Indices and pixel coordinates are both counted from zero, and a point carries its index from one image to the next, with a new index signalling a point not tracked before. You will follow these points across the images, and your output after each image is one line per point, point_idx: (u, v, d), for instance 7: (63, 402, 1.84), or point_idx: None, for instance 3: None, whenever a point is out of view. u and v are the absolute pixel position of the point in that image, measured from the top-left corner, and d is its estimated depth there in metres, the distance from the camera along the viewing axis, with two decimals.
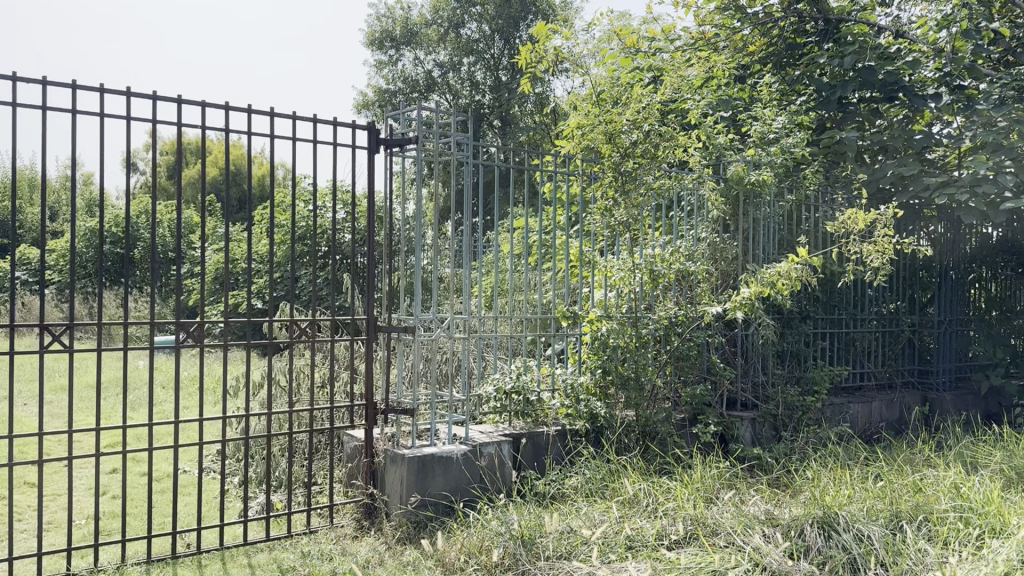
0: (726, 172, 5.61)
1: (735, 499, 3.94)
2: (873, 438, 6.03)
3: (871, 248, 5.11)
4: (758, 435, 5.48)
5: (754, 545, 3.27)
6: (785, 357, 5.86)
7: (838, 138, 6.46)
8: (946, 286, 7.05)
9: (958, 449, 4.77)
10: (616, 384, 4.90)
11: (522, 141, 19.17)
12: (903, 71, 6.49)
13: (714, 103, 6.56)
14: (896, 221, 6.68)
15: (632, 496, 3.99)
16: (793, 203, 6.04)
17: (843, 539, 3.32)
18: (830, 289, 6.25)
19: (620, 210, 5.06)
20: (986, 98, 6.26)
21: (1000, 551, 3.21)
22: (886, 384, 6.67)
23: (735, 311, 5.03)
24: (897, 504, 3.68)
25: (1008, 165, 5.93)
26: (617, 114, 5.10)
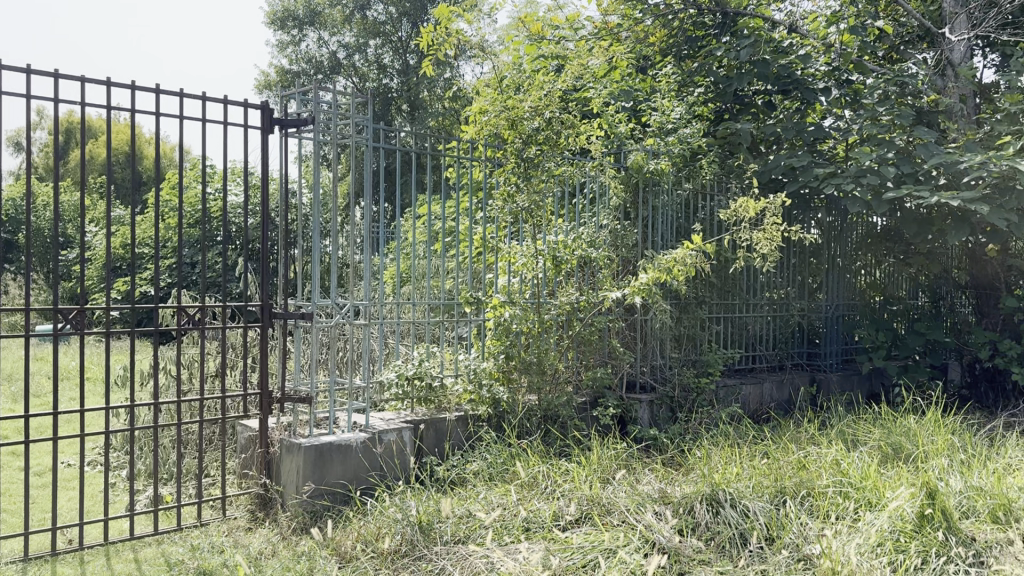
0: (627, 160, 5.69)
1: (629, 479, 4.04)
2: (764, 417, 6.28)
3: (760, 236, 5.30)
4: (655, 416, 5.63)
5: (646, 523, 3.36)
6: (682, 340, 6.03)
7: (733, 129, 6.68)
8: (833, 272, 7.38)
9: (840, 427, 5.02)
10: (518, 369, 4.93)
11: (430, 126, 19.04)
12: (796, 64, 6.65)
13: (616, 93, 6.65)
14: (787, 209, 6.93)
15: (531, 478, 4.03)
16: (690, 192, 6.18)
17: (730, 515, 3.45)
18: (725, 275, 6.44)
19: (522, 196, 5.05)
20: (871, 93, 6.55)
21: (874, 523, 3.39)
22: (775, 365, 6.95)
23: (632, 296, 5.11)
24: (781, 480, 3.83)
25: (890, 157, 6.22)
26: (520, 100, 5.08)
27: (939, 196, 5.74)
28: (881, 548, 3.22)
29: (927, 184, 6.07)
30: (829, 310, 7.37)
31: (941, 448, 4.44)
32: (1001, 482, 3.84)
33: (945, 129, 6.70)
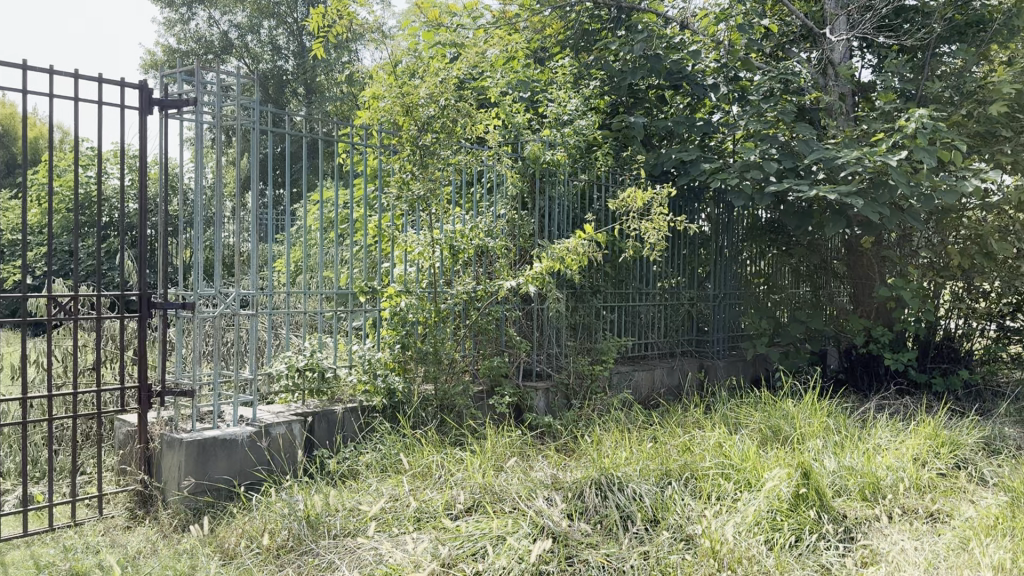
0: (524, 150, 5.70)
1: (522, 466, 4.06)
2: (654, 403, 6.45)
3: (648, 226, 5.43)
4: (551, 404, 5.69)
5: (536, 509, 3.39)
6: (577, 329, 6.13)
7: (627, 122, 6.82)
8: (720, 262, 7.65)
9: (725, 411, 5.20)
10: (414, 359, 4.87)
11: (327, 110, 18.72)
12: (686, 60, 6.82)
13: (514, 83, 6.57)
14: (677, 200, 7.15)
15: (424, 469, 4.00)
16: (586, 183, 6.26)
17: (618, 498, 3.52)
18: (618, 265, 6.57)
19: (418, 183, 4.98)
20: (757, 89, 6.85)
21: (753, 503, 3.51)
22: (666, 352, 7.16)
23: (526, 285, 5.15)
24: (666, 463, 3.94)
25: (773, 152, 6.48)
26: (414, 87, 4.97)
27: (818, 190, 6.01)
28: (758, 526, 3.36)
29: (807, 178, 6.35)
30: (717, 298, 7.64)
31: (817, 430, 4.66)
32: (869, 461, 4.06)
33: (825, 125, 7.02)
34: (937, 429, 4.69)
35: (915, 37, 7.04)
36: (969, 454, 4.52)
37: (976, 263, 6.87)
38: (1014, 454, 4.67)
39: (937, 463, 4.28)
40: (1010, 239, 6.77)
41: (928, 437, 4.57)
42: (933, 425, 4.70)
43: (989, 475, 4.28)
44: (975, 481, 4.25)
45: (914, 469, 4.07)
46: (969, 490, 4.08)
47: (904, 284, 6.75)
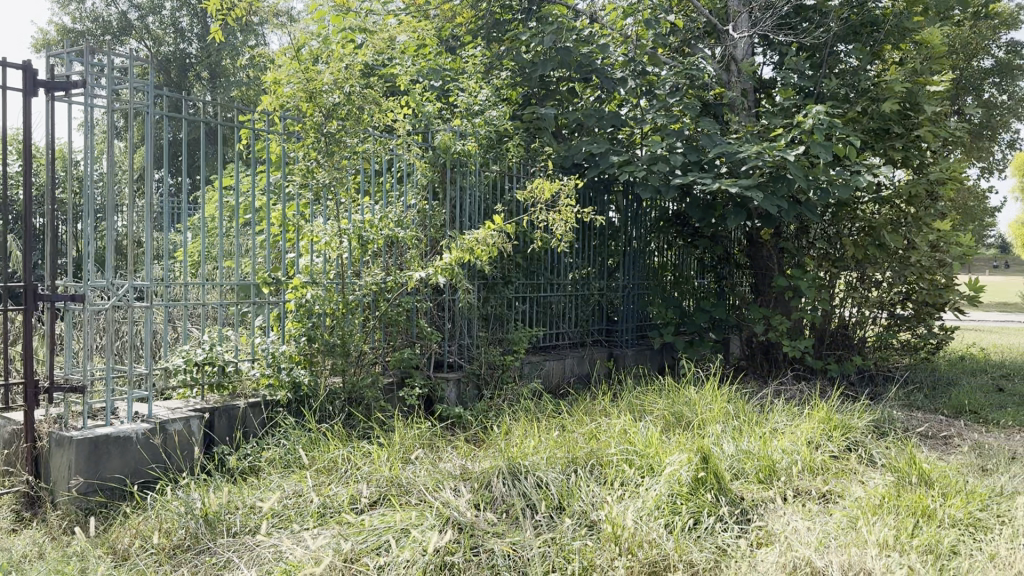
0: (434, 140, 5.62)
1: (430, 457, 4.04)
2: (564, 392, 6.52)
3: (556, 217, 5.48)
4: (462, 394, 5.69)
5: (443, 500, 3.36)
6: (490, 320, 6.14)
7: (538, 113, 6.85)
8: (629, 254, 7.78)
9: (631, 398, 5.30)
10: (321, 352, 4.75)
11: (233, 96, 18.24)
12: (596, 54, 6.84)
13: (424, 71, 6.47)
14: (587, 191, 7.23)
15: (329, 463, 3.92)
16: (497, 174, 6.23)
17: (524, 487, 3.54)
18: (529, 256, 6.58)
19: (323, 172, 4.87)
20: (663, 85, 7.00)
21: (654, 488, 3.59)
22: (576, 342, 7.26)
23: (436, 276, 5.07)
24: (573, 451, 3.99)
25: (679, 147, 6.61)
26: (318, 73, 4.85)
27: (720, 183, 6.18)
28: (658, 510, 3.43)
29: (710, 172, 6.52)
30: (626, 289, 7.77)
31: (716, 416, 4.80)
32: (766, 445, 4.21)
33: (728, 120, 7.20)
34: (830, 412, 4.88)
35: (814, 35, 7.30)
36: (860, 436, 4.72)
37: (869, 254, 7.19)
38: (901, 436, 4.90)
39: (829, 446, 4.46)
40: (900, 231, 7.14)
41: (821, 421, 4.76)
42: (826, 409, 4.89)
43: (878, 456, 4.47)
44: (864, 462, 4.45)
45: (807, 452, 4.22)
46: (859, 471, 4.26)
47: (801, 274, 7.01)
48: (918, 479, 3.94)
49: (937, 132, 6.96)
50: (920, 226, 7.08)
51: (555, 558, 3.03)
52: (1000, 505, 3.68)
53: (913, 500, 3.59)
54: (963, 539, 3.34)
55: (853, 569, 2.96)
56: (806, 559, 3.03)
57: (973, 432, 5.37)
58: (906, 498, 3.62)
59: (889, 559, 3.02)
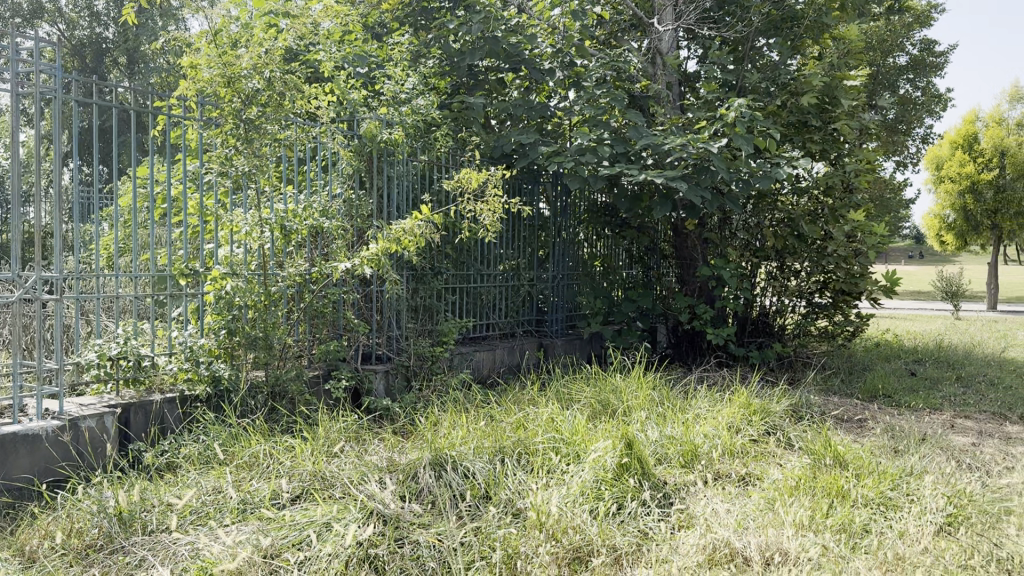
0: (360, 128, 5.44)
1: (356, 450, 3.97)
2: (493, 382, 6.52)
3: (483, 208, 5.45)
4: (390, 387, 5.60)
5: (368, 493, 3.30)
6: (418, 311, 6.03)
7: (466, 103, 6.79)
8: (558, 245, 7.80)
9: (558, 388, 5.34)
10: (243, 345, 4.63)
11: (152, 82, 17.71)
12: (524, 44, 6.82)
13: (349, 58, 6.23)
14: (516, 181, 7.23)
15: (250, 458, 3.84)
16: (426, 164, 6.12)
17: (451, 477, 3.52)
18: (458, 247, 6.54)
19: (242, 159, 4.75)
20: (590, 76, 7.01)
21: (579, 475, 3.61)
22: (506, 332, 7.26)
23: (362, 267, 4.90)
24: (500, 440, 3.98)
25: (607, 138, 6.65)
26: (237, 57, 4.70)
27: (646, 174, 6.25)
28: (582, 496, 3.45)
29: (637, 163, 6.56)
30: (556, 279, 7.80)
31: (641, 403, 4.87)
32: (688, 431, 4.29)
33: (654, 112, 7.28)
34: (750, 398, 5.01)
35: (735, 30, 7.47)
36: (778, 420, 4.84)
37: (788, 245, 7.39)
38: (817, 419, 5.06)
39: (749, 430, 4.57)
40: (818, 222, 7.35)
41: (741, 406, 4.88)
42: (746, 394, 5.01)
43: (795, 439, 4.60)
44: (783, 445, 4.57)
45: (728, 436, 4.32)
46: (777, 454, 4.37)
47: (724, 264, 7.15)
48: (833, 461, 4.06)
49: (853, 126, 7.18)
50: (836, 217, 7.29)
51: (479, 547, 3.01)
52: (910, 484, 3.80)
53: (827, 480, 3.71)
54: (874, 517, 3.45)
55: (770, 550, 3.05)
56: (725, 540, 3.10)
57: (886, 415, 5.57)
58: (821, 479, 3.73)
59: (804, 539, 3.11)
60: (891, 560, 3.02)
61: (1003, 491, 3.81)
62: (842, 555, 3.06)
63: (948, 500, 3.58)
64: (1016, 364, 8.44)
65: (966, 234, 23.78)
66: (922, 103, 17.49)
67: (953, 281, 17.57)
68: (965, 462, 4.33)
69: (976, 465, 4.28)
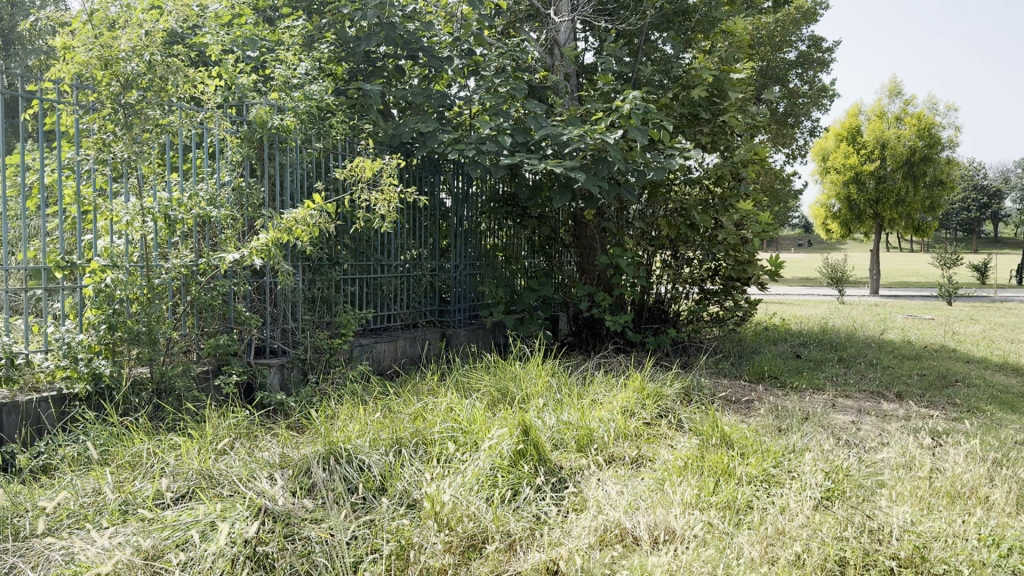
0: (249, 114, 5.20)
1: (247, 446, 3.86)
2: (393, 374, 6.45)
3: (378, 197, 5.37)
4: (285, 380, 5.44)
5: (258, 490, 3.19)
6: (315, 303, 5.90)
7: (362, 89, 6.66)
8: (459, 234, 7.76)
9: (456, 377, 5.33)
10: (125, 340, 4.43)
11: (29, 65, 16.75)
12: (422, 31, 6.72)
13: (238, 40, 5.92)
14: (416, 170, 7.17)
15: (132, 458, 3.69)
16: (320, 151, 5.97)
17: (345, 471, 3.46)
18: (355, 237, 6.43)
19: (121, 145, 4.52)
20: (488, 65, 7.00)
21: (476, 463, 3.60)
22: (408, 323, 7.20)
23: (251, 258, 4.71)
24: (398, 431, 3.93)
25: (506, 126, 6.58)
26: (114, 39, 4.52)
27: (546, 164, 6.24)
28: (477, 484, 3.44)
29: (537, 153, 6.57)
30: (458, 269, 7.77)
31: (539, 391, 4.92)
32: (583, 416, 4.37)
33: (552, 103, 7.33)
34: (644, 382, 5.13)
35: (630, 22, 7.61)
36: (670, 403, 4.98)
37: (682, 233, 7.59)
38: (707, 401, 5.23)
39: (642, 414, 4.68)
40: (710, 211, 7.57)
41: (635, 391, 4.99)
42: (641, 379, 5.14)
43: (686, 421, 4.74)
44: (674, 427, 4.70)
45: (622, 420, 4.42)
46: (668, 436, 4.50)
47: (621, 253, 7.28)
48: (720, 441, 4.20)
49: (742, 118, 7.42)
50: (726, 206, 7.53)
51: (373, 540, 2.96)
52: (791, 461, 3.97)
53: (714, 460, 3.83)
54: (757, 493, 3.59)
55: (658, 529, 3.14)
56: (616, 521, 3.18)
57: (771, 395, 5.81)
58: (708, 459, 3.86)
59: (691, 516, 3.20)
60: (772, 534, 3.14)
61: (876, 465, 4.03)
62: (727, 532, 3.18)
63: (826, 476, 3.75)
64: (893, 345, 8.94)
65: (850, 223, 25.07)
66: (810, 97, 18.28)
67: (838, 268, 18.44)
68: (843, 439, 4.56)
69: (852, 441, 4.51)
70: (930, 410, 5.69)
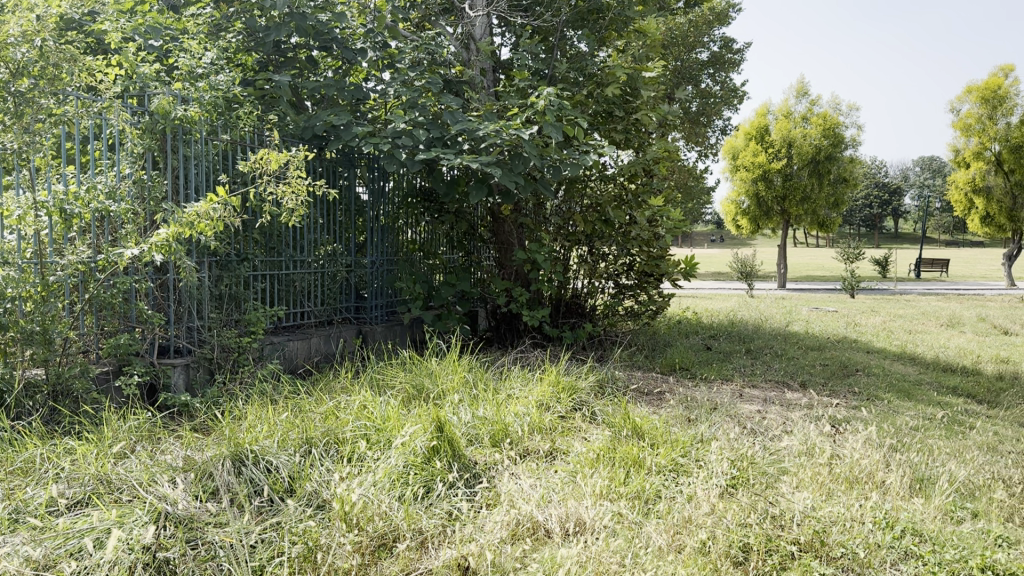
0: (151, 104, 4.99)
1: (148, 450, 3.71)
2: (306, 372, 6.33)
3: (286, 190, 5.23)
4: (191, 381, 5.27)
5: (159, 494, 3.08)
6: (223, 300, 5.73)
7: (272, 80, 6.48)
8: (375, 229, 7.66)
9: (371, 374, 5.27)
10: (17, 341, 4.21)
11: None
12: (334, 23, 6.60)
13: (140, 28, 5.69)
14: (329, 163, 7.04)
15: (24, 464, 3.51)
16: (227, 143, 5.79)
17: (251, 473, 3.37)
18: (266, 232, 6.29)
19: (11, 135, 4.28)
20: (403, 58, 6.91)
21: (388, 461, 3.56)
22: (322, 321, 7.07)
23: (151, 253, 4.46)
24: (308, 431, 3.85)
25: (421, 121, 6.52)
26: (2, 22, 4.25)
27: (461, 159, 6.18)
28: (389, 483, 3.40)
29: (452, 148, 6.52)
30: (374, 265, 7.67)
31: (455, 386, 4.91)
32: (499, 411, 4.38)
33: (468, 97, 7.31)
34: (559, 376, 5.18)
35: (543, 19, 7.69)
36: (584, 396, 5.04)
37: (597, 229, 7.67)
38: (620, 393, 5.31)
39: (557, 407, 4.72)
40: (623, 207, 7.68)
41: (551, 384, 5.03)
42: (556, 372, 5.18)
43: (599, 413, 4.80)
44: (588, 420, 4.76)
45: (536, 413, 4.44)
46: (582, 429, 4.55)
47: (538, 248, 7.31)
48: (631, 432, 4.27)
49: (653, 116, 7.55)
50: (640, 202, 7.65)
51: (280, 543, 2.89)
52: (699, 450, 4.07)
53: (625, 451, 3.89)
54: (665, 483, 3.66)
55: (569, 521, 3.18)
56: (528, 515, 3.19)
57: (682, 387, 5.95)
58: (620, 450, 3.91)
59: (601, 507, 3.25)
60: (679, 523, 3.21)
61: (780, 453, 4.17)
62: (636, 521, 3.24)
63: (731, 464, 3.85)
64: (798, 337, 9.27)
65: (758, 220, 25.67)
66: (721, 97, 18.75)
67: (747, 263, 18.97)
68: (748, 428, 4.70)
69: (757, 429, 4.66)
70: (831, 398, 5.92)
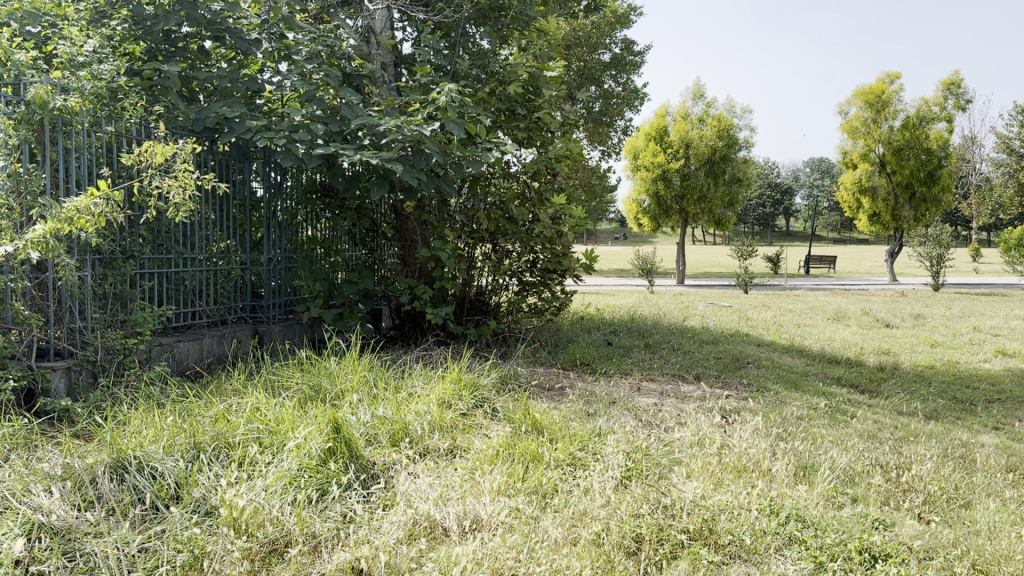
0: (26, 93, 4.71)
1: (24, 459, 3.52)
2: (198, 374, 6.12)
3: (173, 185, 5.03)
4: (73, 384, 5.02)
5: (33, 505, 2.93)
6: (107, 300, 5.48)
7: (160, 70, 6.22)
8: (272, 226, 7.46)
9: (267, 375, 5.14)
10: None
11: None
12: (227, 12, 6.38)
13: (16, 13, 5.36)
14: (222, 158, 6.82)
15: None
16: (111, 135, 5.52)
17: (135, 480, 3.24)
18: (154, 228, 6.04)
19: None
20: (300, 50, 6.75)
21: (280, 465, 3.48)
22: (216, 320, 6.86)
23: (26, 250, 4.25)
24: (197, 435, 3.71)
25: (318, 114, 6.38)
26: None
27: (361, 155, 6.08)
28: (281, 486, 3.33)
29: (351, 143, 6.42)
30: (272, 263, 7.48)
31: (354, 386, 4.84)
32: (399, 411, 4.34)
33: (368, 92, 7.20)
34: (460, 373, 5.18)
35: (445, 14, 7.65)
36: (486, 393, 5.06)
37: (500, 226, 7.69)
38: (521, 389, 5.36)
39: (458, 405, 4.72)
40: (525, 205, 7.73)
41: (452, 381, 5.03)
42: (457, 369, 5.18)
43: (500, 410, 4.83)
44: (488, 416, 4.78)
45: (437, 411, 4.43)
46: (482, 425, 4.56)
47: (441, 245, 7.28)
48: (531, 427, 4.30)
49: (554, 114, 7.62)
50: (541, 199, 7.72)
51: (165, 551, 2.79)
52: (596, 443, 4.15)
53: (524, 447, 3.92)
54: (563, 477, 3.72)
55: (466, 518, 3.19)
56: (425, 514, 3.18)
57: (582, 381, 6.05)
58: (519, 446, 3.94)
59: (498, 503, 3.27)
60: (574, 516, 3.27)
61: (674, 444, 4.29)
62: (533, 516, 3.28)
63: (626, 456, 3.95)
64: (694, 331, 9.56)
65: (658, 218, 26.34)
66: (623, 98, 19.12)
67: (649, 261, 19.40)
68: (645, 420, 4.82)
69: (653, 422, 4.78)
70: (724, 390, 6.14)
